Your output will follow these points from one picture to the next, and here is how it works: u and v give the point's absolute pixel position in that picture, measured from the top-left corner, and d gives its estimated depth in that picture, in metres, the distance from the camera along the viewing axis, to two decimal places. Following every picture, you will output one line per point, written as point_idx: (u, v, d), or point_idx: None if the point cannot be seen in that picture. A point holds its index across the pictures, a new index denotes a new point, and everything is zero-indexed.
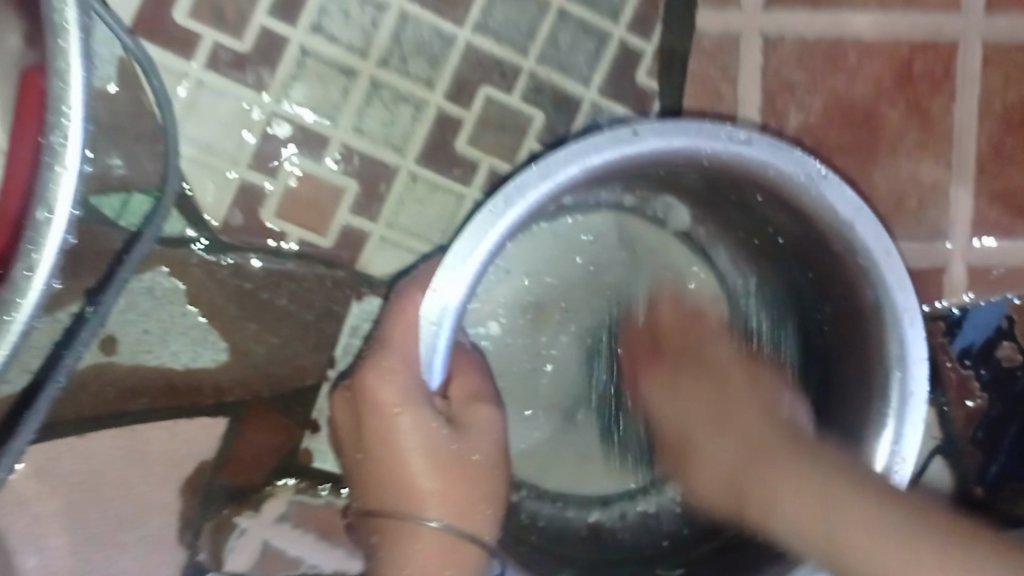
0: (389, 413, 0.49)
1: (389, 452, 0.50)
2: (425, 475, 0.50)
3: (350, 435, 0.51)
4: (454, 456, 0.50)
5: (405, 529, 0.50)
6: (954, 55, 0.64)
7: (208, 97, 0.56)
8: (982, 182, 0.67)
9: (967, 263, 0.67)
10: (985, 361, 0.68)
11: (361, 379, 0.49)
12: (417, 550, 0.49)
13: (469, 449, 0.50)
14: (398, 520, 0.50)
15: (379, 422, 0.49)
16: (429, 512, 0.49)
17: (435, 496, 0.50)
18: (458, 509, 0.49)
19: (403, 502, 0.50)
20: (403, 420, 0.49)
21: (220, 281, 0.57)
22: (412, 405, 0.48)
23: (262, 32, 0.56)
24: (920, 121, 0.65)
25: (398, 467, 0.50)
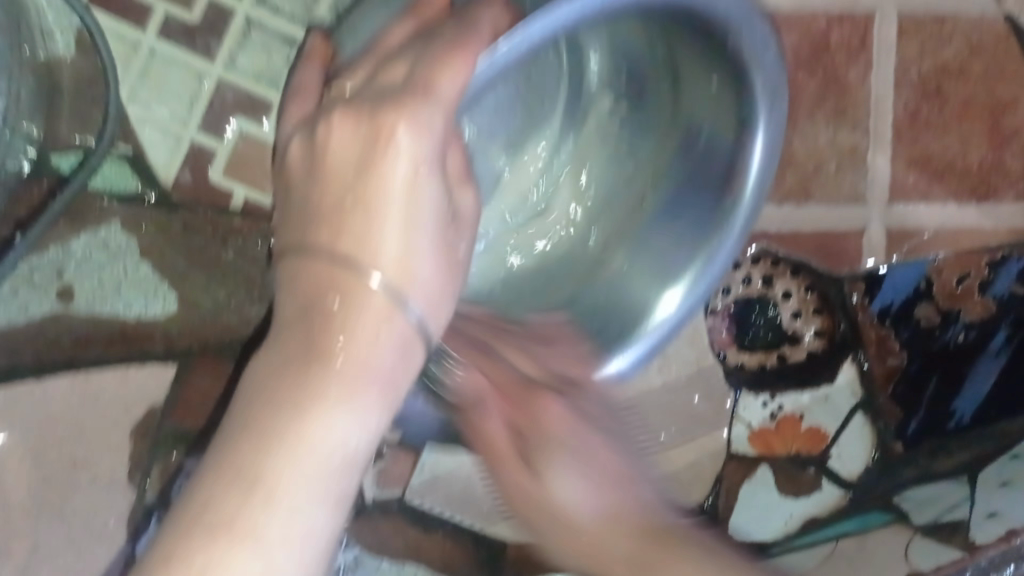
0: (381, 162, 0.45)
1: (359, 197, 0.45)
2: (393, 239, 0.45)
3: (303, 170, 0.48)
4: (423, 218, 0.46)
5: (360, 298, 0.44)
6: (871, 27, 0.68)
7: (160, 63, 0.59)
8: (900, 148, 0.70)
9: (886, 228, 0.71)
10: (904, 323, 0.72)
11: (387, 118, 0.45)
12: (364, 310, 0.44)
13: (450, 238, 0.49)
14: (350, 273, 0.44)
15: (360, 173, 0.45)
16: (384, 267, 0.45)
17: (392, 260, 0.45)
18: (399, 282, 0.45)
19: (349, 242, 0.45)
20: (401, 167, 0.45)
21: (169, 237, 0.61)
22: (427, 170, 0.46)
23: (211, 3, 0.59)
24: (838, 90, 0.68)
25: (348, 210, 0.45)
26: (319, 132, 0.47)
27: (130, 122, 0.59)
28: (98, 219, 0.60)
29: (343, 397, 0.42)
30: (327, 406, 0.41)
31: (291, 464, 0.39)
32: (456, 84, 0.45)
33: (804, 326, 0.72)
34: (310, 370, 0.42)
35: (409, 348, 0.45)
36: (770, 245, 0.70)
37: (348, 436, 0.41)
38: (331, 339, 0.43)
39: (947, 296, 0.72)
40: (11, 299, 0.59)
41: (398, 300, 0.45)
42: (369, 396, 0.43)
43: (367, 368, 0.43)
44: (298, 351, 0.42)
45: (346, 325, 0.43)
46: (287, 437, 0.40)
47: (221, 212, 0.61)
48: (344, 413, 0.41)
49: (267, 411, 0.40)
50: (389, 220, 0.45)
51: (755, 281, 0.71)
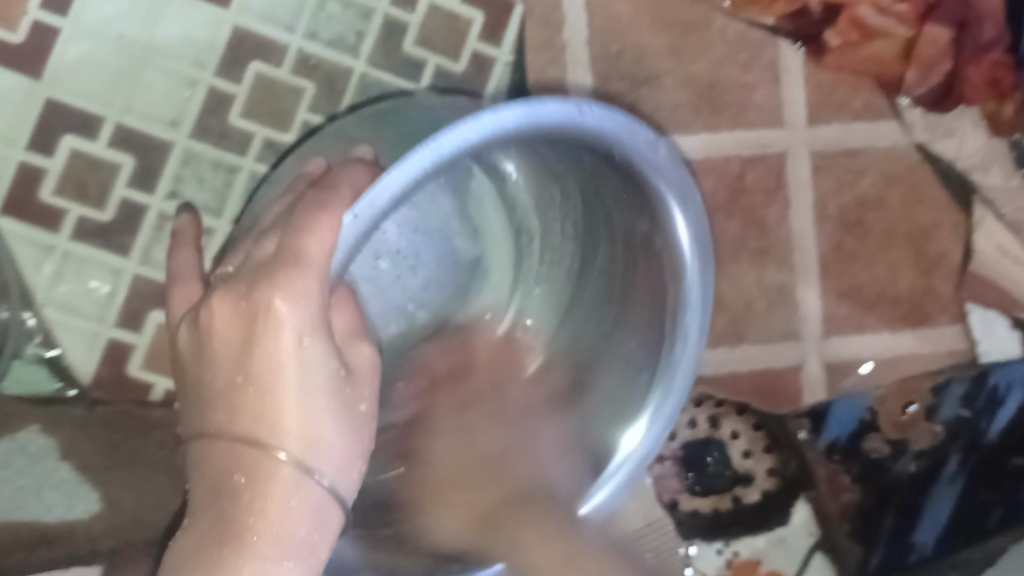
0: (262, 339, 0.39)
1: (245, 374, 0.40)
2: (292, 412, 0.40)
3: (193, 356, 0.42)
4: (312, 399, 0.40)
5: (264, 474, 0.40)
6: (785, 166, 0.69)
7: (74, 264, 0.60)
8: (829, 282, 0.70)
9: (824, 361, 0.70)
10: (854, 455, 0.70)
11: (261, 294, 0.39)
12: (270, 493, 0.40)
13: (352, 397, 0.42)
14: (252, 449, 0.40)
15: (245, 350, 0.40)
16: (288, 441, 0.40)
17: (294, 432, 0.40)
18: (302, 448, 0.40)
19: (248, 421, 0.40)
20: (285, 345, 0.39)
21: (91, 435, 0.60)
22: (312, 340, 0.40)
23: (124, 201, 0.60)
24: (759, 230, 0.69)
25: (225, 390, 0.41)
26: (203, 317, 0.41)
27: (49, 324, 0.60)
28: (18, 424, 0.59)
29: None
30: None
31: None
32: (323, 247, 0.39)
33: (755, 465, 0.70)
34: (223, 551, 0.39)
35: (323, 516, 0.41)
36: (708, 388, 0.70)
37: None
38: (240, 522, 0.39)
39: (894, 425, 0.70)
40: None
41: (305, 469, 0.40)
42: (287, 571, 0.40)
43: (288, 542, 0.40)
44: (209, 536, 0.39)
45: (257, 501, 0.40)
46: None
47: (144, 403, 0.61)
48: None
49: None
50: (281, 395, 0.40)
51: (702, 424, 0.71)
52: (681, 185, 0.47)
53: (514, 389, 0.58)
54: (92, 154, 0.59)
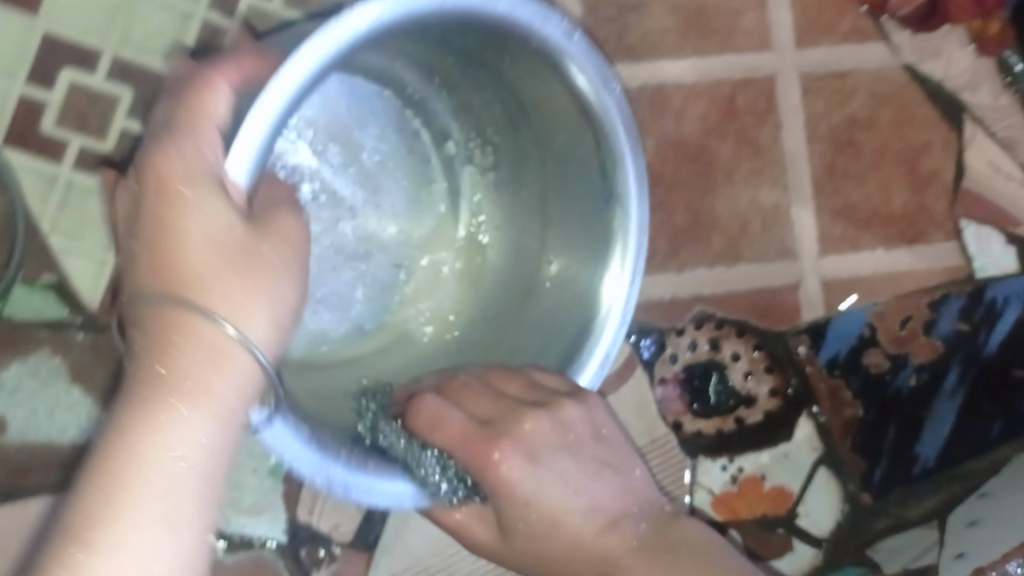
0: (172, 199, 0.39)
1: (139, 238, 0.40)
2: (207, 266, 0.39)
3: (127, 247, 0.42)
4: (234, 268, 0.39)
5: (183, 351, 0.38)
6: (774, 88, 0.70)
7: (78, 193, 0.60)
8: (822, 202, 0.71)
9: (822, 280, 0.71)
10: (854, 371, 0.71)
11: (168, 163, 0.39)
12: (195, 363, 0.38)
13: (263, 258, 0.41)
14: (173, 305, 0.38)
15: (159, 199, 0.39)
16: (214, 303, 0.39)
17: (208, 280, 0.39)
18: (229, 311, 0.39)
19: (160, 284, 0.39)
20: (195, 219, 0.39)
21: (101, 358, 0.61)
22: (229, 202, 0.39)
23: (125, 131, 0.61)
24: (752, 152, 0.70)
25: (140, 264, 0.39)
26: (121, 201, 0.42)
27: (54, 252, 0.60)
28: (27, 350, 0.60)
29: (184, 453, 0.37)
30: (163, 436, 0.37)
31: (138, 500, 0.35)
32: (223, 104, 0.40)
33: (757, 385, 0.71)
34: (139, 406, 0.37)
35: (226, 356, 0.39)
36: (707, 307, 0.70)
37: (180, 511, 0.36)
38: (162, 396, 0.37)
39: (892, 340, 0.71)
40: None
41: (235, 341, 0.39)
42: (204, 434, 0.37)
43: (200, 408, 0.38)
44: (130, 405, 0.37)
45: (170, 359, 0.38)
46: (125, 475, 0.36)
47: None
48: (176, 450, 0.37)
49: (93, 486, 0.35)
50: (192, 244, 0.39)
51: (702, 346, 0.70)
52: (593, 63, 0.50)
53: (469, 332, 0.60)
54: (91, 87, 0.60)
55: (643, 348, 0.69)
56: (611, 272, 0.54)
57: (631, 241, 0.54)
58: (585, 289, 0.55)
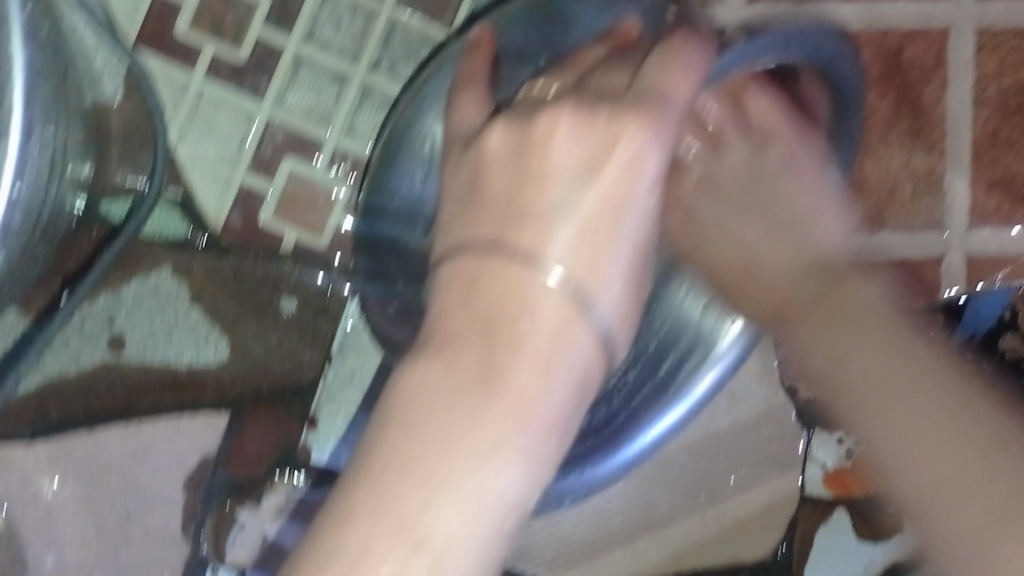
0: (552, 168, 0.39)
1: (522, 205, 0.38)
2: (564, 249, 0.37)
3: (507, 165, 0.40)
4: (612, 246, 0.38)
5: (519, 298, 0.35)
6: (947, 42, 0.64)
7: (208, 105, 0.58)
8: (981, 170, 0.66)
9: (967, 255, 0.67)
10: (988, 354, 0.67)
11: (546, 122, 0.40)
12: (530, 348, 0.35)
13: (636, 282, 0.40)
14: (517, 271, 0.36)
15: (527, 176, 0.39)
16: (570, 264, 0.37)
17: (570, 282, 0.36)
18: (582, 286, 0.37)
19: (533, 242, 0.37)
20: (598, 189, 0.39)
21: (222, 282, 0.59)
22: (648, 186, 0.39)
23: (259, 42, 0.58)
24: (913, 111, 0.65)
25: (540, 209, 0.38)
26: (540, 123, 0.40)
27: (179, 166, 0.58)
28: (148, 266, 0.59)
29: (515, 442, 0.34)
30: (480, 460, 0.33)
31: (432, 490, 0.32)
32: (690, 84, 0.41)
33: None
34: (477, 402, 0.34)
35: (575, 346, 0.36)
36: None
37: (511, 502, 0.33)
38: (503, 364, 0.35)
39: None
40: (63, 349, 0.58)
41: (583, 305, 0.36)
42: (511, 488, 0.33)
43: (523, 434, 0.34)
44: (478, 367, 0.34)
45: (514, 351, 0.35)
46: (433, 484, 0.32)
47: (276, 256, 0.59)
48: (477, 510, 0.33)
49: (412, 438, 0.33)
50: (562, 222, 0.38)
51: None
52: (793, 46, 0.56)
53: None
54: None
55: None
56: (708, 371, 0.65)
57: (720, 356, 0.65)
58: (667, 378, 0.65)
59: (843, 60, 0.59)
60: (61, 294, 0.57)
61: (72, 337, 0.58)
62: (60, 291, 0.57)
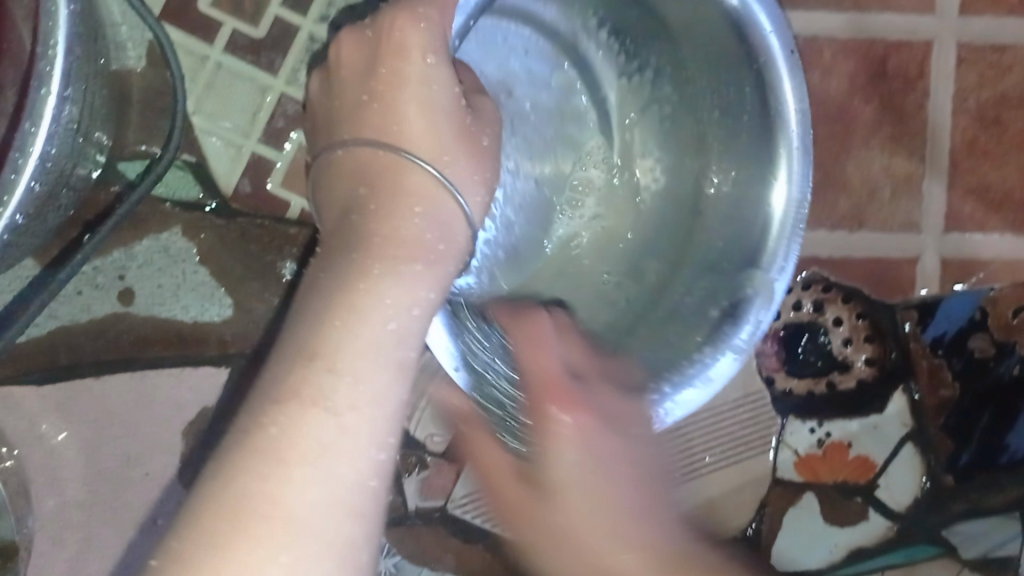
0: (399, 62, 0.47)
1: (384, 100, 0.48)
2: (420, 132, 0.47)
3: (366, 75, 0.49)
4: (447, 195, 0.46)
5: (392, 183, 0.46)
6: (929, 55, 0.68)
7: (226, 78, 0.61)
8: (958, 177, 0.69)
9: (942, 257, 0.70)
10: (957, 353, 0.70)
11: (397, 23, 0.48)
12: (408, 206, 0.45)
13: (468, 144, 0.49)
14: (387, 160, 0.46)
15: (388, 72, 0.48)
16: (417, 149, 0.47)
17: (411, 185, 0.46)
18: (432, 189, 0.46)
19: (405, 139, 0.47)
20: (416, 69, 0.47)
21: (228, 243, 0.62)
22: (436, 58, 0.47)
23: (276, 21, 0.61)
24: (896, 117, 0.68)
25: (393, 95, 0.48)
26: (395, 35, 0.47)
27: (195, 133, 0.61)
28: (160, 225, 0.62)
29: (388, 270, 0.42)
30: (374, 279, 0.41)
31: (351, 315, 0.40)
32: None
33: (855, 353, 0.70)
34: (363, 256, 0.42)
35: (437, 204, 0.46)
36: (821, 271, 0.70)
37: (404, 312, 0.41)
38: (376, 230, 0.44)
39: (1002, 327, 0.69)
40: (73, 299, 0.61)
41: (445, 186, 0.46)
42: (401, 355, 0.41)
43: (401, 295, 0.42)
44: (351, 244, 0.43)
45: (392, 208, 0.44)
46: (347, 312, 0.40)
47: (282, 223, 0.63)
48: (384, 365, 0.40)
49: (328, 293, 0.41)
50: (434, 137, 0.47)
51: (807, 306, 0.70)
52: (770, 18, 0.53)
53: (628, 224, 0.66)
54: None
55: None
56: (777, 187, 0.55)
57: (795, 150, 0.55)
58: (744, 224, 0.57)
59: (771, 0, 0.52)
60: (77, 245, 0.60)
61: (83, 289, 0.61)
62: (77, 241, 0.61)
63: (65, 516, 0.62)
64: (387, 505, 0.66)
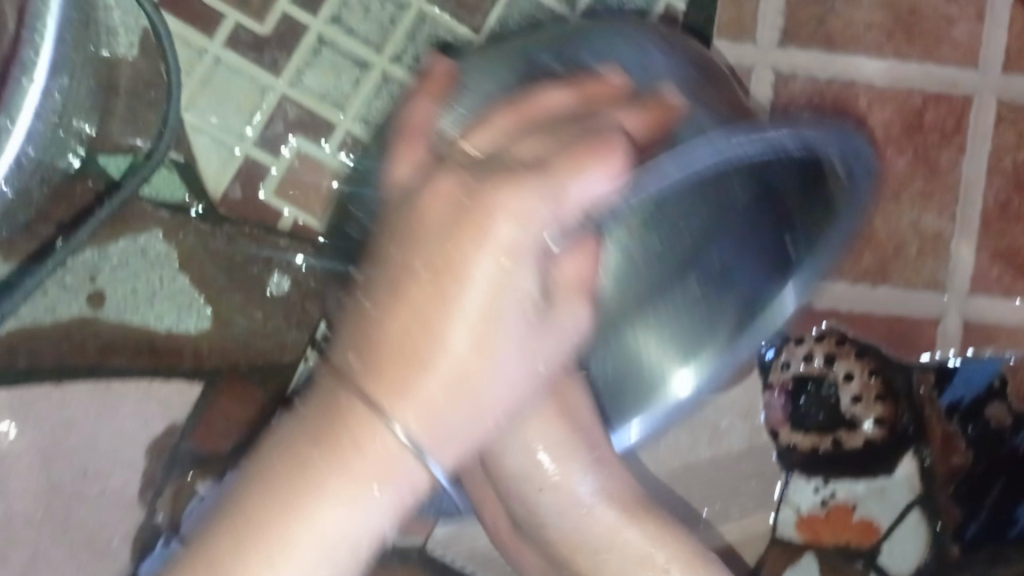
0: (465, 274, 0.35)
1: (431, 267, 0.35)
2: (461, 334, 0.35)
3: (441, 223, 0.35)
4: (503, 348, 0.37)
5: (388, 398, 0.36)
6: (968, 111, 0.64)
7: (223, 74, 0.57)
8: (987, 240, 0.66)
9: (964, 320, 0.67)
10: (974, 420, 0.66)
11: (479, 206, 0.35)
12: (399, 415, 0.36)
13: (535, 352, 0.39)
14: (384, 374, 0.36)
15: (423, 269, 0.35)
16: (433, 368, 0.36)
17: (446, 372, 0.36)
18: (463, 376, 0.36)
19: (417, 362, 0.35)
20: (475, 293, 0.35)
21: (212, 249, 0.58)
22: (512, 266, 0.35)
23: (283, 19, 0.57)
24: (928, 172, 0.65)
25: (432, 324, 0.35)
26: (421, 188, 0.37)
27: (186, 130, 0.57)
28: (139, 226, 0.57)
29: (349, 489, 0.36)
30: (319, 498, 0.36)
31: (290, 521, 0.36)
32: (587, 189, 0.35)
33: (864, 412, 0.66)
34: (343, 452, 0.36)
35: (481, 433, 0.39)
36: (837, 322, 0.66)
37: (349, 527, 0.37)
38: (334, 437, 0.36)
39: (1020, 397, 0.66)
40: (38, 298, 0.56)
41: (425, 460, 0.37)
42: (378, 496, 0.37)
43: (435, 418, 0.36)
44: (311, 434, 0.37)
45: (372, 426, 0.36)
46: (291, 506, 0.36)
47: (270, 231, 0.58)
48: (346, 474, 0.36)
49: (258, 511, 0.36)
50: (455, 321, 0.35)
51: (817, 360, 0.66)
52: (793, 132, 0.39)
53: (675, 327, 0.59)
54: None
55: (765, 349, 0.66)
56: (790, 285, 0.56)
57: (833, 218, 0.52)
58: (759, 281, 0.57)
59: (861, 148, 0.45)
60: (54, 242, 0.56)
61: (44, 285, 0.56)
62: (53, 240, 0.56)
63: (12, 532, 0.57)
64: None
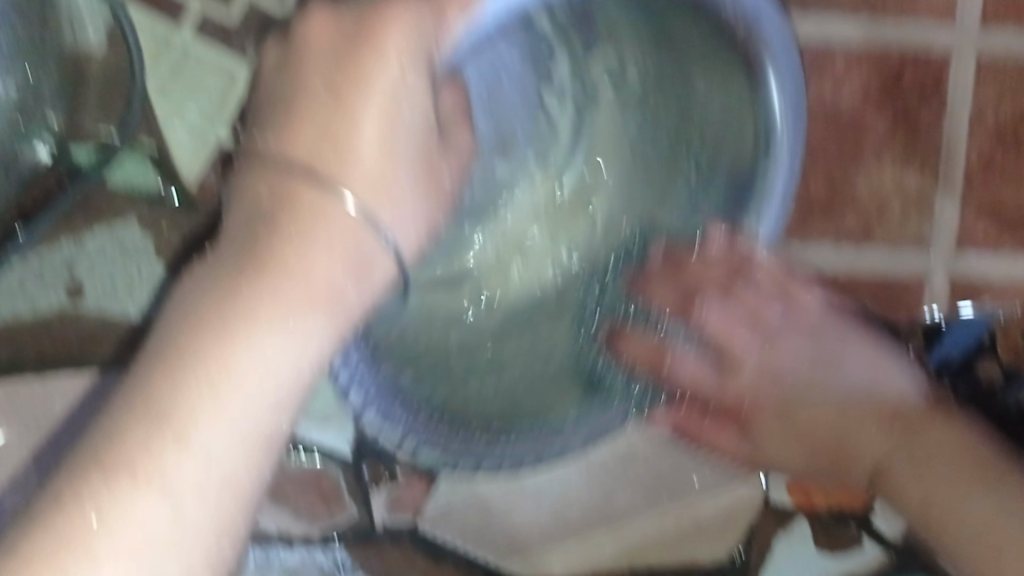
0: (378, 60, 0.43)
1: (335, 89, 0.44)
2: (375, 146, 0.44)
3: (320, 68, 0.44)
4: (401, 164, 0.45)
5: (317, 211, 0.42)
6: (949, 67, 0.63)
7: (191, 61, 0.55)
8: (970, 198, 0.65)
9: (950, 276, 0.66)
10: (962, 377, 0.67)
11: (380, 23, 0.43)
12: (334, 225, 0.42)
13: (429, 155, 0.48)
14: (312, 190, 0.42)
15: (343, 70, 0.44)
16: (357, 189, 0.44)
17: (371, 157, 0.44)
18: (378, 178, 0.45)
19: (335, 156, 0.44)
20: (388, 79, 0.43)
21: (189, 237, 0.58)
22: (413, 78, 0.44)
23: (248, 2, 0.55)
24: (909, 132, 0.64)
25: (333, 104, 0.44)
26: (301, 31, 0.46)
27: (154, 118, 0.56)
28: (115, 216, 0.57)
29: (292, 314, 0.40)
30: (260, 329, 0.39)
31: (215, 342, 0.38)
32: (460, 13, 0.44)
33: None
34: (256, 279, 0.40)
35: (366, 269, 0.43)
36: (823, 290, 0.66)
37: (298, 359, 0.40)
38: (275, 250, 0.41)
39: (1011, 351, 0.66)
40: (18, 292, 0.57)
41: (370, 225, 0.44)
42: (319, 315, 0.41)
43: (373, 206, 0.44)
44: (239, 257, 0.41)
45: (309, 230, 0.41)
46: (218, 343, 0.38)
47: None
48: (300, 297, 0.40)
49: (199, 329, 0.38)
50: (365, 121, 0.44)
51: None
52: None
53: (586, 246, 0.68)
54: None
55: None
56: (702, 302, 0.59)
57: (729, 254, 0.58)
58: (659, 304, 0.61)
59: (772, 2, 0.50)
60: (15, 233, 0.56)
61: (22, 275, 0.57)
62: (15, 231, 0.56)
63: None
64: (352, 519, 0.66)
